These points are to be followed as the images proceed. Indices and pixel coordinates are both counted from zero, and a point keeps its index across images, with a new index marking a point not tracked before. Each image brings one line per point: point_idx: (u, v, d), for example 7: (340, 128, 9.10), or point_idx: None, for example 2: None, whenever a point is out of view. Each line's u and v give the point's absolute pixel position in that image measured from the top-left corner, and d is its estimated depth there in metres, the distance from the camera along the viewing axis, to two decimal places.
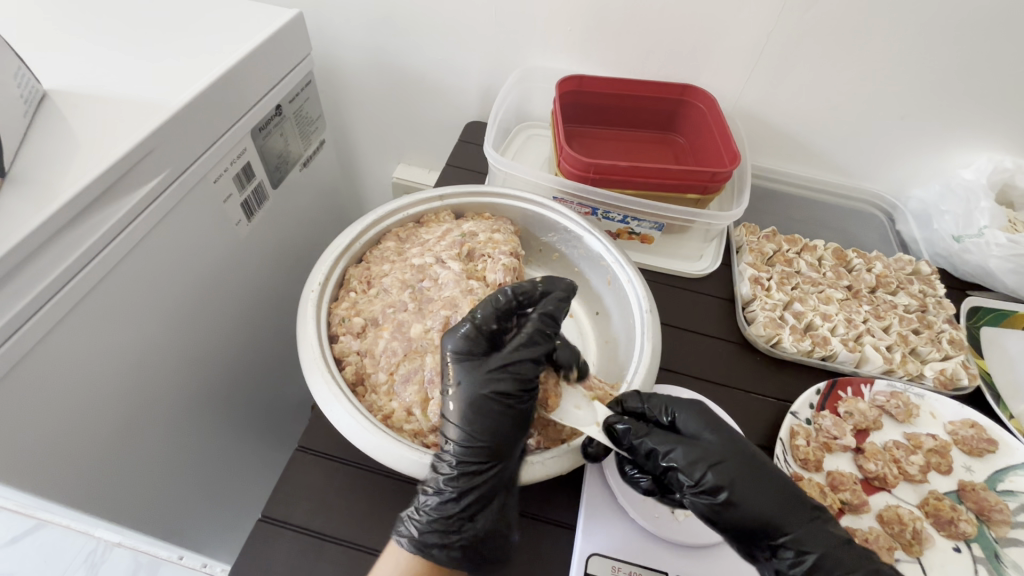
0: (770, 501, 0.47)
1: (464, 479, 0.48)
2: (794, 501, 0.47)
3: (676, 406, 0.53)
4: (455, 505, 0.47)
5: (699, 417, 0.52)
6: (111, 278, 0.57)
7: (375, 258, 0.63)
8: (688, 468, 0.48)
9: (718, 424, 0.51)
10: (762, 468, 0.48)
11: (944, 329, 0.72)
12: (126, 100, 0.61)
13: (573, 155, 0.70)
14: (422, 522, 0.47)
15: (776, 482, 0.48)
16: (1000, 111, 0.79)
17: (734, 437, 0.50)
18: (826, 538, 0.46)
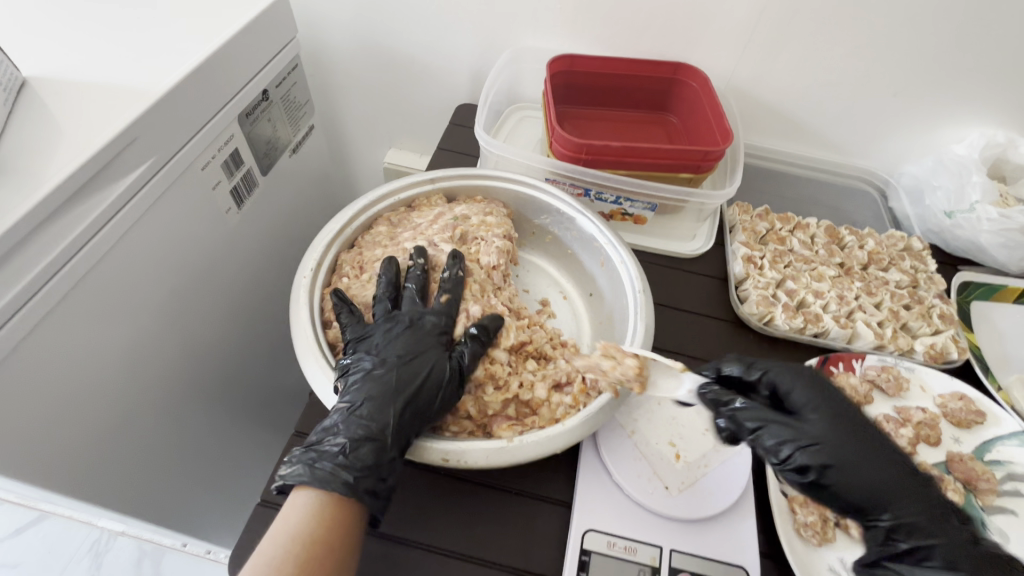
0: (867, 483, 0.45)
1: (377, 416, 0.47)
2: (905, 485, 0.45)
3: (787, 379, 0.50)
4: (370, 441, 0.46)
5: (807, 391, 0.49)
6: (100, 267, 0.57)
7: (367, 243, 0.63)
8: (778, 447, 0.47)
9: (827, 400, 0.48)
10: (867, 447, 0.46)
11: (934, 304, 0.72)
12: (109, 87, 0.60)
13: (565, 136, 0.70)
14: (337, 460, 0.45)
15: (886, 466, 0.45)
16: (992, 85, 0.78)
17: (844, 417, 0.47)
18: (937, 525, 0.44)
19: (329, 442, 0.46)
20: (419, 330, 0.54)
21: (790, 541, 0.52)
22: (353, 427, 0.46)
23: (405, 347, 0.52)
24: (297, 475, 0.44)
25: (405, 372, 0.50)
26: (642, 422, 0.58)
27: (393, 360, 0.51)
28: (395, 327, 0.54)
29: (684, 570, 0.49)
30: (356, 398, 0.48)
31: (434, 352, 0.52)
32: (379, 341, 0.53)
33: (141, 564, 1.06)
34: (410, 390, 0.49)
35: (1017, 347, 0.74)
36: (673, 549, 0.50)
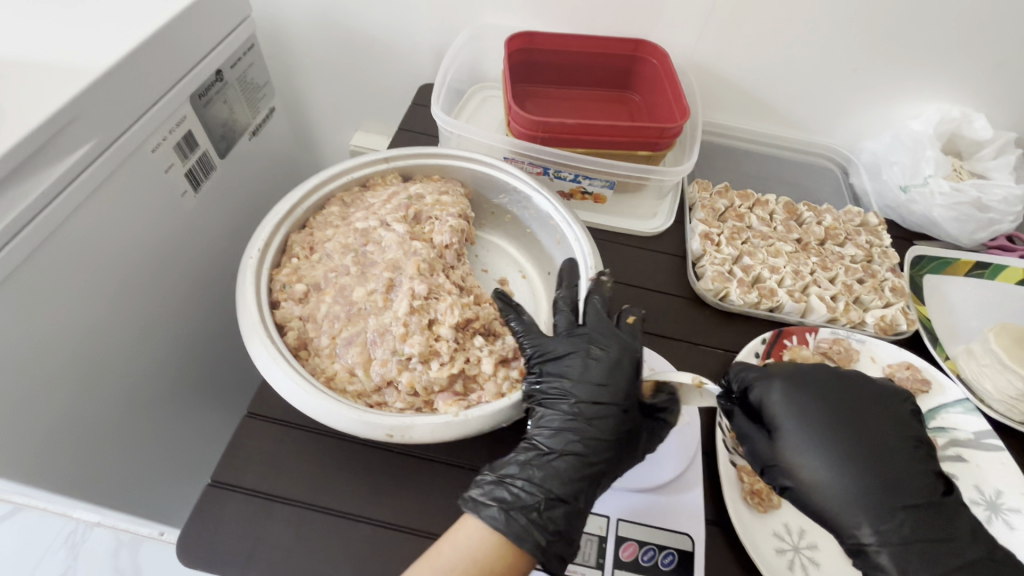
0: (830, 500, 0.50)
1: (586, 481, 0.48)
2: (870, 505, 0.49)
3: (771, 397, 0.55)
4: (564, 504, 0.47)
5: (781, 406, 0.54)
6: (43, 251, 0.56)
7: (319, 223, 0.62)
8: (756, 460, 0.54)
9: (797, 416, 0.53)
10: (836, 466, 0.50)
11: (887, 277, 0.74)
12: (47, 65, 0.58)
13: (521, 114, 0.69)
14: (534, 517, 0.45)
15: (849, 486, 0.50)
16: (946, 60, 0.79)
17: (809, 434, 0.52)
18: (902, 546, 0.47)
19: (524, 489, 0.47)
20: (620, 367, 0.53)
21: (734, 509, 0.53)
22: (549, 480, 0.47)
23: (609, 388, 0.52)
24: (480, 511, 0.45)
25: (604, 428, 0.50)
26: None
27: (598, 411, 0.51)
28: (597, 358, 0.53)
29: (630, 538, 0.50)
30: (554, 445, 0.49)
31: (617, 393, 0.52)
32: (574, 367, 0.53)
33: (118, 554, 1.04)
34: (600, 446, 0.50)
35: (966, 319, 0.75)
36: (620, 519, 0.51)
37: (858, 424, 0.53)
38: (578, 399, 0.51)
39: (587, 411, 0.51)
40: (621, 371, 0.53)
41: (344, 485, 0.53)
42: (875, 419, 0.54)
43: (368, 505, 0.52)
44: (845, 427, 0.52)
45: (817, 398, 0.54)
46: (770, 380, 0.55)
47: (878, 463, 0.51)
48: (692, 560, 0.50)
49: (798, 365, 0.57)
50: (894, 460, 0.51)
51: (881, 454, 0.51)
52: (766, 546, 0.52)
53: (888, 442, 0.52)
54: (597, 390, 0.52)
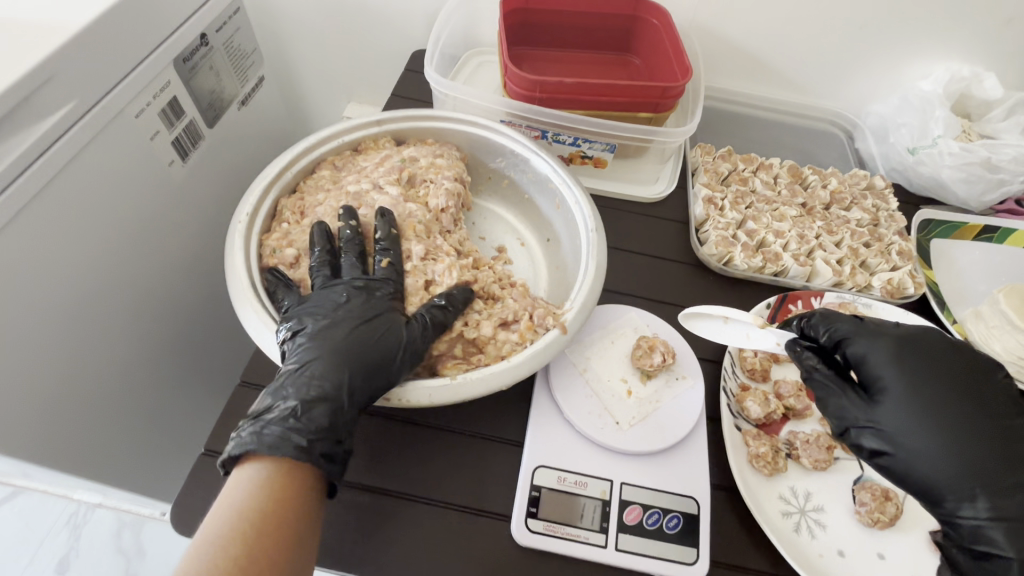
0: (938, 467, 0.45)
1: (353, 379, 0.45)
2: (982, 476, 0.44)
3: (872, 354, 0.49)
4: (324, 402, 0.43)
5: (884, 366, 0.49)
6: (22, 218, 0.53)
7: (310, 187, 0.60)
8: (844, 421, 0.49)
9: (905, 377, 0.47)
10: (947, 430, 0.45)
11: (893, 241, 0.72)
12: (20, 24, 0.55)
13: (518, 73, 0.66)
14: (291, 425, 0.42)
15: (958, 454, 0.45)
16: (958, 17, 0.76)
17: (916, 397, 0.47)
18: (1017, 523, 0.43)
19: (278, 407, 0.43)
20: (376, 289, 0.51)
21: (740, 472, 0.52)
22: (305, 386, 0.44)
23: (368, 301, 0.50)
24: (236, 447, 0.41)
25: (366, 332, 0.47)
26: (594, 360, 0.57)
27: (355, 318, 0.48)
28: (357, 280, 0.51)
29: (634, 502, 0.50)
30: (298, 358, 0.45)
31: (380, 305, 0.50)
32: (325, 297, 0.50)
33: (121, 534, 1.04)
34: (363, 347, 0.46)
35: (974, 283, 0.74)
36: (623, 483, 0.50)
37: (971, 391, 0.47)
38: (336, 312, 0.48)
39: (349, 318, 0.48)
40: (380, 288, 0.51)
41: None
42: (984, 386, 0.48)
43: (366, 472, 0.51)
44: (956, 393, 0.47)
45: (927, 359, 0.48)
46: (875, 338, 0.50)
47: (988, 433, 0.46)
48: (697, 523, 0.49)
49: (902, 326, 0.51)
50: (1005, 432, 0.46)
51: (992, 420, 0.46)
52: (772, 508, 0.52)
53: (999, 411, 0.47)
54: (354, 301, 0.49)
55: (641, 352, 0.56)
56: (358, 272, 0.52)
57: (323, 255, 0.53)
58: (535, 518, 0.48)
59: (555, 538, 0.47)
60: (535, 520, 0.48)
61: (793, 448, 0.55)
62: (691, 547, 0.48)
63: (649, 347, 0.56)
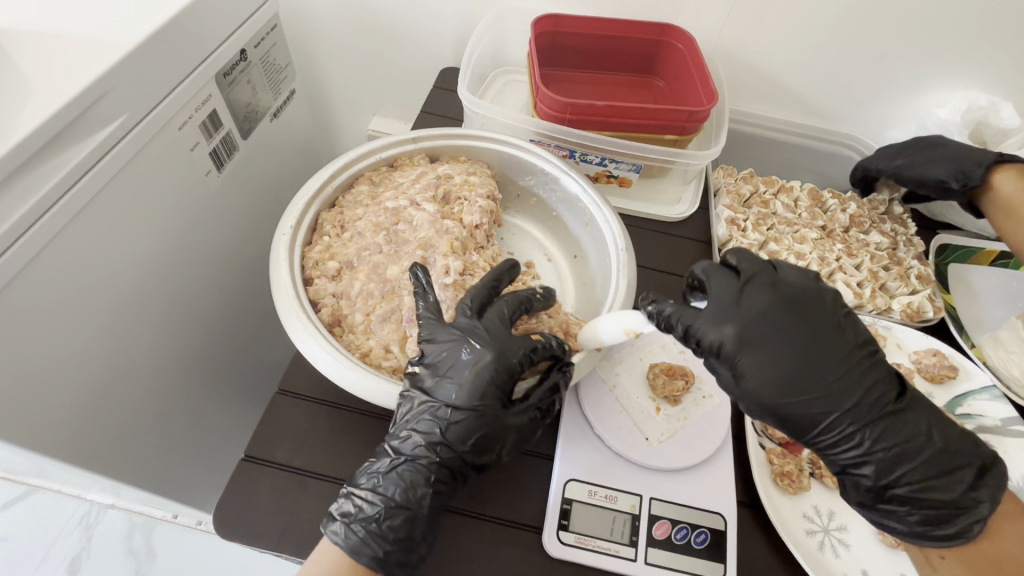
0: (811, 422, 0.47)
1: (430, 494, 0.46)
2: (839, 424, 0.47)
3: (722, 327, 0.47)
4: (405, 512, 0.45)
5: (736, 355, 0.47)
6: (73, 226, 0.55)
7: (349, 202, 0.62)
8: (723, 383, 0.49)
9: (756, 360, 0.46)
10: (805, 386, 0.46)
11: (912, 265, 0.74)
12: (80, 40, 0.58)
13: (550, 95, 0.69)
14: (372, 529, 0.45)
15: (817, 408, 0.47)
16: (977, 48, 0.78)
17: (773, 374, 0.46)
18: (883, 455, 0.47)
19: (363, 501, 0.46)
20: (487, 372, 0.48)
21: (766, 489, 0.54)
22: (392, 490, 0.46)
23: (472, 396, 0.47)
24: (327, 530, 0.45)
25: (458, 438, 0.47)
26: (623, 376, 0.59)
27: (453, 417, 0.47)
28: (468, 356, 0.48)
29: (663, 517, 0.51)
30: (406, 451, 0.47)
31: (483, 399, 0.47)
32: (444, 361, 0.49)
33: (132, 536, 1.05)
34: (450, 454, 0.46)
35: (992, 307, 0.75)
36: (652, 498, 0.52)
37: (814, 350, 0.47)
38: (442, 404, 0.47)
39: (447, 418, 0.47)
40: (488, 377, 0.47)
41: None
42: (819, 337, 0.47)
43: None
44: (801, 354, 0.47)
45: (773, 335, 0.47)
46: (721, 325, 0.47)
47: (835, 387, 0.47)
48: (724, 538, 0.50)
49: (744, 297, 0.48)
50: (854, 377, 0.47)
51: (820, 380, 0.47)
52: (797, 526, 0.53)
53: (836, 362, 0.47)
54: (455, 396, 0.47)
55: (663, 378, 0.57)
56: (499, 323, 0.50)
57: (478, 290, 0.52)
58: (567, 531, 0.49)
59: (586, 552, 0.48)
60: (566, 532, 0.49)
61: (818, 467, 0.57)
62: (720, 563, 0.49)
63: (666, 374, 0.58)
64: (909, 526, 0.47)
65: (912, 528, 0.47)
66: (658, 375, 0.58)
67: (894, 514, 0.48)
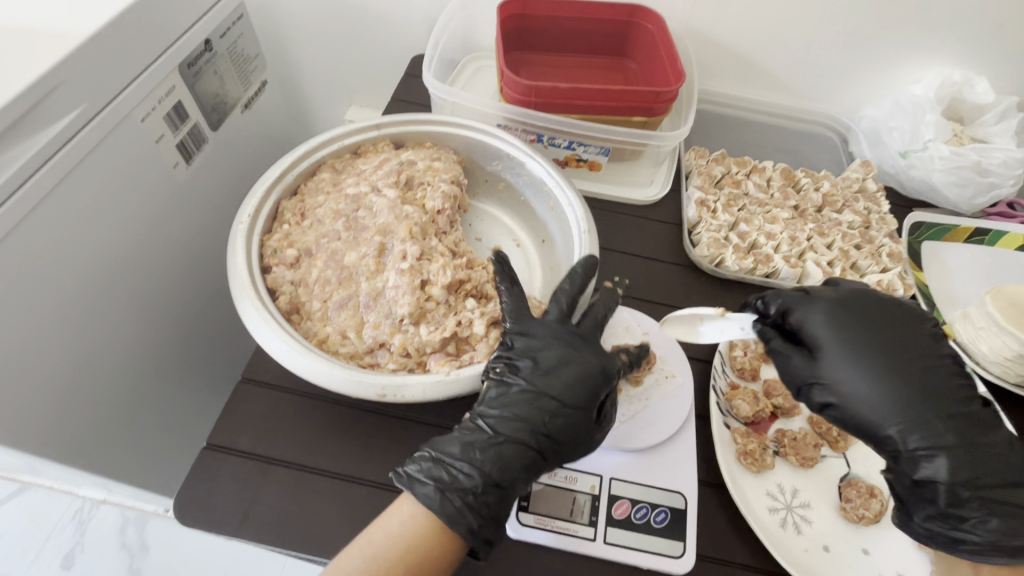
0: (886, 406, 0.47)
1: (522, 477, 0.46)
2: (912, 414, 0.46)
3: (806, 311, 0.52)
4: (498, 490, 0.45)
5: (824, 327, 0.51)
6: (30, 221, 0.55)
7: (310, 189, 0.62)
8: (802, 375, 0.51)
9: (843, 333, 0.50)
10: (884, 371, 0.48)
11: (884, 243, 0.73)
12: (34, 31, 0.57)
13: (513, 78, 0.68)
14: (468, 500, 0.44)
15: (890, 394, 0.47)
16: (949, 23, 0.77)
17: (853, 353, 0.49)
18: (957, 456, 0.45)
19: (461, 472, 0.45)
20: (593, 368, 0.49)
21: (727, 467, 0.54)
22: (489, 466, 0.45)
23: (579, 390, 0.48)
24: (422, 495, 0.44)
25: (556, 430, 0.47)
26: None
27: (556, 408, 0.47)
28: (575, 355, 0.49)
29: (623, 497, 0.51)
30: (501, 431, 0.47)
31: (583, 395, 0.48)
32: (549, 354, 0.49)
33: (125, 531, 1.06)
34: (548, 444, 0.47)
35: (964, 284, 0.75)
36: (612, 478, 0.52)
37: (895, 344, 0.50)
38: (545, 394, 0.48)
39: (550, 409, 0.47)
40: (592, 374, 0.49)
41: (342, 447, 0.54)
42: (897, 334, 0.51)
43: (372, 470, 0.53)
44: (882, 343, 0.49)
45: (862, 318, 0.51)
46: (811, 305, 0.52)
47: (919, 377, 0.48)
48: (684, 517, 0.50)
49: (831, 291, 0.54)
50: (929, 376, 0.48)
51: (897, 367, 0.48)
52: (759, 504, 0.53)
53: (913, 360, 0.49)
54: (561, 390, 0.48)
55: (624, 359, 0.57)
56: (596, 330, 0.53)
57: (565, 286, 0.54)
58: (526, 511, 0.50)
59: (545, 531, 0.49)
60: (526, 513, 0.49)
61: (781, 445, 0.57)
62: (679, 541, 0.49)
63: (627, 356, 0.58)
64: (981, 537, 0.44)
65: (988, 538, 0.44)
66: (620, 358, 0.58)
67: (967, 524, 0.45)
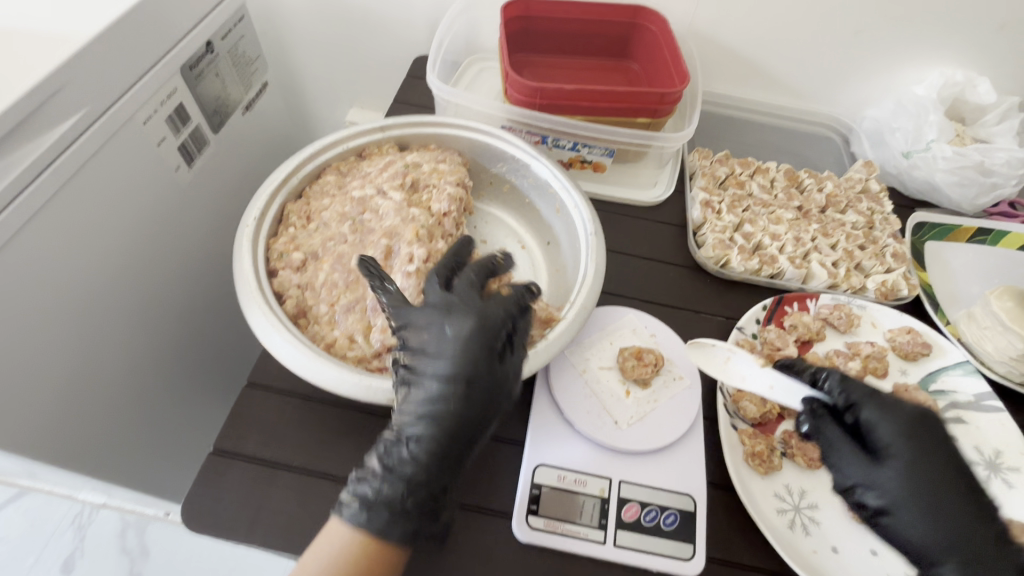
0: (940, 528, 0.42)
1: (442, 474, 0.44)
2: (968, 544, 0.42)
3: (878, 415, 0.47)
4: (424, 492, 0.43)
5: (893, 433, 0.46)
6: (31, 225, 0.54)
7: (315, 192, 0.62)
8: (850, 473, 0.46)
9: (915, 447, 0.45)
10: (946, 492, 0.43)
11: (888, 243, 0.73)
12: (36, 34, 0.57)
13: (519, 80, 0.68)
14: (395, 511, 0.42)
15: (950, 520, 0.42)
16: (953, 24, 0.77)
17: (920, 469, 0.44)
18: None
19: (383, 482, 0.43)
20: (478, 338, 0.45)
21: (735, 469, 0.54)
22: (410, 471, 0.43)
23: (467, 360, 0.45)
24: (351, 513, 0.42)
25: (464, 416, 0.44)
26: (594, 362, 0.59)
27: (458, 394, 0.44)
28: (459, 327, 0.46)
29: (632, 500, 0.51)
30: (418, 432, 0.44)
31: (475, 375, 0.45)
32: (432, 341, 0.46)
33: (125, 534, 1.05)
34: (465, 432, 0.45)
35: (968, 284, 0.75)
36: (622, 481, 0.52)
37: (965, 469, 0.45)
38: (444, 380, 0.45)
39: (448, 392, 0.44)
40: (474, 340, 0.45)
41: (349, 451, 0.53)
42: (961, 452, 0.46)
43: None
44: (951, 465, 0.44)
45: (936, 436, 0.46)
46: (885, 412, 0.47)
47: (980, 507, 0.43)
48: (694, 519, 0.50)
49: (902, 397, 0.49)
50: (993, 512, 0.43)
51: (962, 494, 0.43)
52: (768, 506, 0.53)
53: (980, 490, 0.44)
54: (453, 368, 0.45)
55: (633, 362, 0.57)
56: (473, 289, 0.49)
57: (446, 265, 0.52)
58: (536, 515, 0.49)
59: (555, 535, 0.49)
60: (535, 517, 0.49)
61: (789, 447, 0.57)
62: (689, 543, 0.49)
63: (637, 360, 0.57)
64: None
65: None
66: (629, 362, 0.57)
67: None
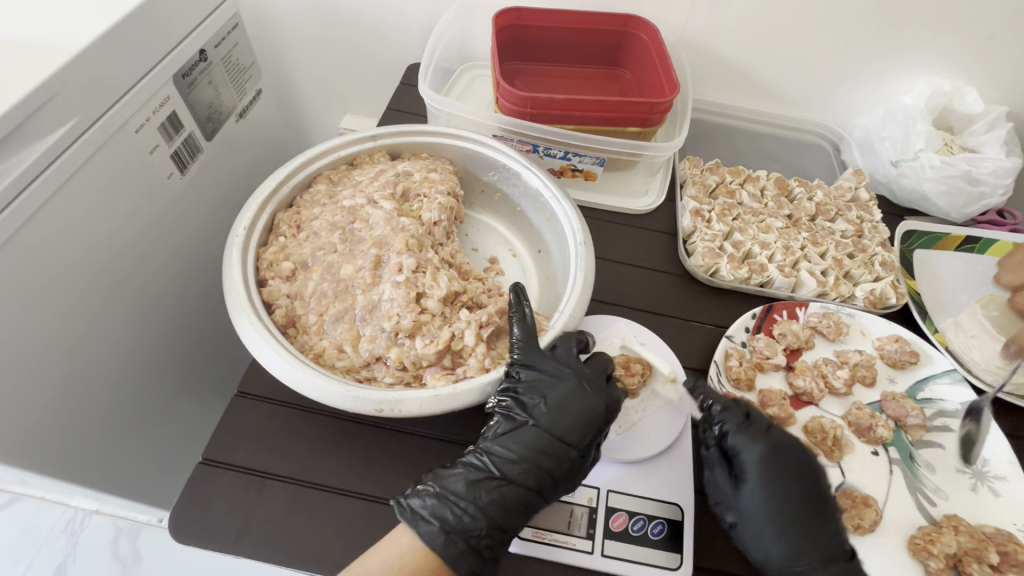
0: (775, 545, 0.49)
1: (519, 514, 0.47)
2: (795, 559, 0.48)
3: (743, 444, 0.52)
4: (499, 533, 0.46)
5: (753, 462, 0.52)
6: (21, 234, 0.54)
7: (306, 201, 0.62)
8: (716, 493, 0.52)
9: (768, 476, 0.51)
10: (787, 516, 0.50)
11: (877, 252, 0.74)
12: (28, 42, 0.57)
13: (510, 90, 0.68)
14: (471, 543, 0.45)
15: (785, 538, 0.49)
16: (940, 35, 0.78)
17: (768, 494, 0.50)
18: None
19: (462, 512, 0.46)
20: (592, 409, 0.50)
21: None
22: (492, 508, 0.46)
23: (577, 427, 0.50)
24: (427, 534, 0.44)
25: (556, 469, 0.49)
26: None
27: (556, 451, 0.49)
28: (580, 392, 0.51)
29: (620, 509, 0.51)
30: (501, 470, 0.48)
31: (581, 441, 0.49)
32: (553, 400, 0.50)
33: (117, 541, 1.04)
34: (551, 490, 0.48)
35: (956, 292, 0.75)
36: (610, 490, 0.52)
37: (812, 494, 0.51)
38: (549, 436, 0.49)
39: (552, 448, 0.49)
40: (587, 406, 0.50)
41: (338, 460, 0.54)
42: (815, 477, 0.52)
43: (368, 484, 0.53)
44: (799, 492, 0.51)
45: (789, 466, 0.52)
46: (753, 442, 0.52)
47: (815, 528, 0.50)
48: (681, 529, 0.50)
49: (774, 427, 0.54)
50: (827, 531, 0.50)
51: (802, 517, 0.50)
52: None
53: (820, 513, 0.50)
54: (564, 430, 0.49)
55: (621, 371, 0.58)
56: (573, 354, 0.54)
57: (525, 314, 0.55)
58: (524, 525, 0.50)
59: (542, 545, 0.49)
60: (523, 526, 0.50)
61: None
62: (677, 553, 0.49)
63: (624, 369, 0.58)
64: None
65: None
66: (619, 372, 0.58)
67: None
